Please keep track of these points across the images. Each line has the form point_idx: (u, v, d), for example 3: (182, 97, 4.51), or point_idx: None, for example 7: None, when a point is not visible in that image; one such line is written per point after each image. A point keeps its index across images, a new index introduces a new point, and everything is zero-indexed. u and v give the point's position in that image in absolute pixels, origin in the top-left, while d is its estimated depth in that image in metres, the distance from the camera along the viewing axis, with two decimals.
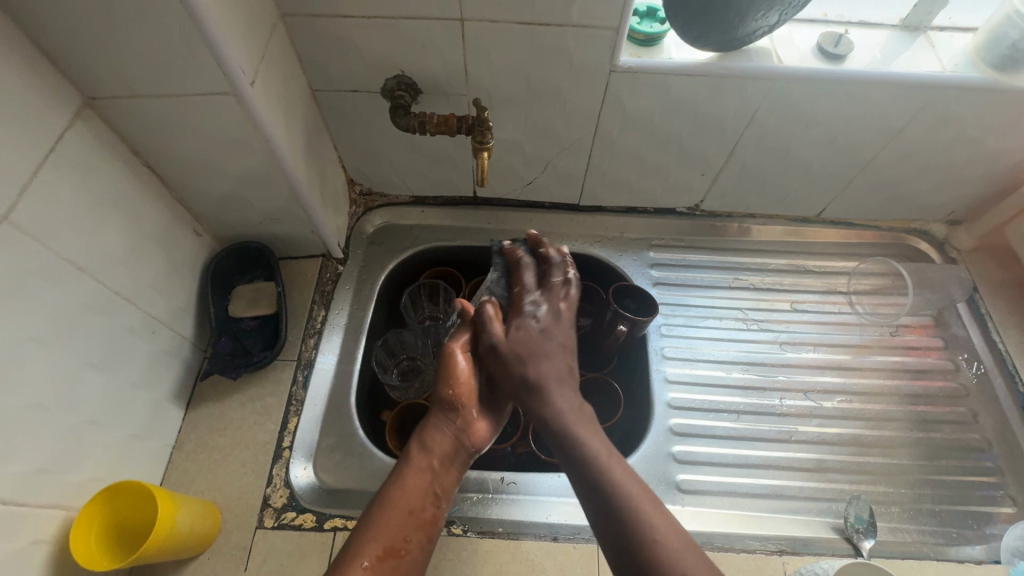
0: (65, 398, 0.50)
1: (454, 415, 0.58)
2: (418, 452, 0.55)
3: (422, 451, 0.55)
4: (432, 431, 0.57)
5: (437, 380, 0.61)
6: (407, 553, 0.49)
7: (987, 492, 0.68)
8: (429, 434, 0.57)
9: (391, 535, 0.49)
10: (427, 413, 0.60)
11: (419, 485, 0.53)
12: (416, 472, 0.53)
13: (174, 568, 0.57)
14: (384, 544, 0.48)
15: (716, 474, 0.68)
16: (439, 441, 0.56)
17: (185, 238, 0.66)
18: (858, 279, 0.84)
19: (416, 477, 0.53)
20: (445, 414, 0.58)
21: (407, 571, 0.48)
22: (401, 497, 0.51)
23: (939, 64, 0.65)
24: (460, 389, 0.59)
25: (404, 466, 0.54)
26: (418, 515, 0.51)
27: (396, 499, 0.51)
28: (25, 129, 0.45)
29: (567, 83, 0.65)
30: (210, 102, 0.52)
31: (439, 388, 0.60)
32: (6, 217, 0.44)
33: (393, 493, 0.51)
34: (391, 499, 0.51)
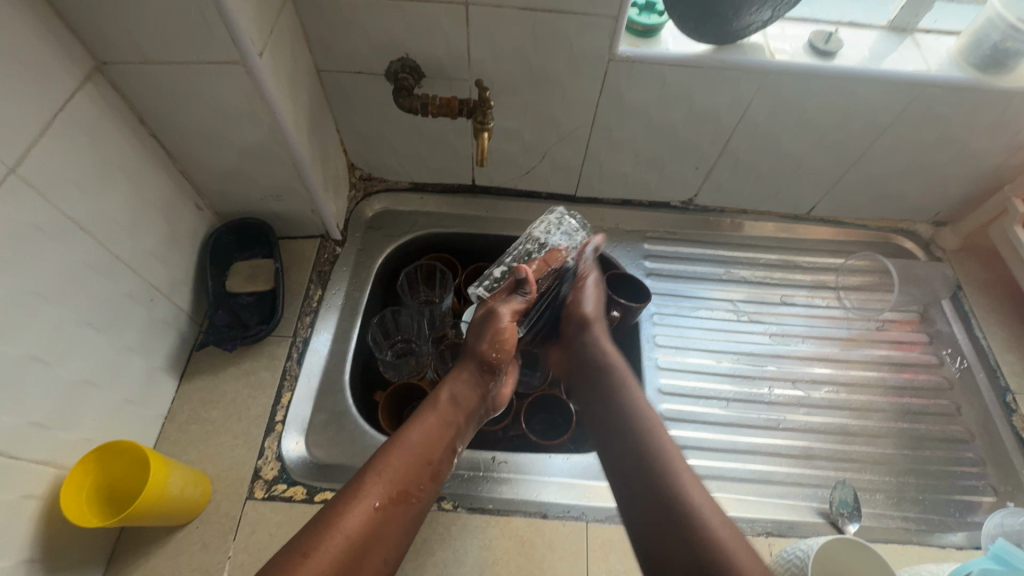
0: (61, 356, 0.50)
1: (485, 380, 0.65)
2: (445, 404, 0.61)
3: (450, 404, 0.61)
4: (462, 388, 0.63)
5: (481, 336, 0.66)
6: (416, 498, 0.54)
7: (968, 482, 0.70)
8: (459, 390, 0.63)
9: (404, 478, 0.53)
10: (461, 366, 0.65)
11: (440, 438, 0.58)
12: (439, 424, 0.59)
13: (163, 535, 0.57)
14: (397, 485, 0.53)
15: (705, 458, 0.69)
16: (467, 398, 0.63)
17: (187, 210, 0.66)
18: (847, 275, 0.86)
19: (439, 429, 0.58)
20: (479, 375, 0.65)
21: (412, 516, 0.53)
22: (420, 444, 0.56)
23: (925, 63, 0.67)
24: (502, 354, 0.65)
25: (429, 414, 0.59)
26: (434, 466, 0.56)
27: (414, 445, 0.56)
28: (37, 86, 0.46)
29: (567, 70, 0.67)
30: (218, 71, 0.54)
31: (484, 347, 0.65)
32: (13, 169, 0.44)
33: (413, 440, 0.56)
34: (410, 443, 0.56)
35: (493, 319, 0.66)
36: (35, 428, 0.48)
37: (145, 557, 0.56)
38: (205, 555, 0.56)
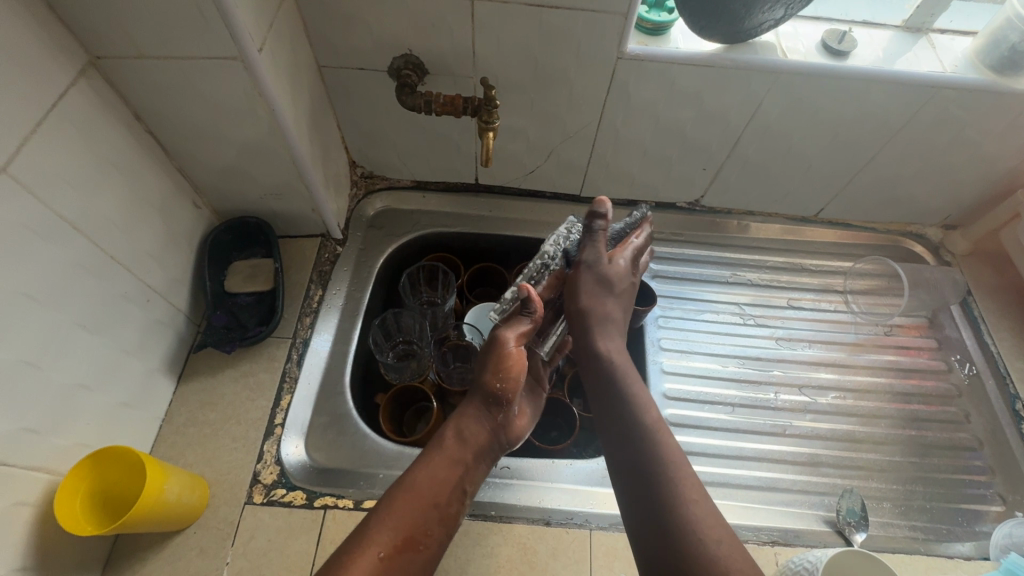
0: (55, 359, 0.49)
1: (495, 412, 0.58)
2: (451, 441, 0.55)
3: (456, 441, 0.55)
4: (470, 423, 0.57)
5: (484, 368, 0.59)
6: (426, 546, 0.48)
7: (976, 490, 0.69)
8: (467, 424, 0.57)
9: (412, 524, 0.48)
10: (467, 401, 0.59)
11: (449, 478, 0.52)
12: (447, 463, 0.53)
13: (160, 540, 0.56)
14: (404, 533, 0.47)
15: (710, 464, 0.68)
16: (476, 434, 0.56)
17: (184, 209, 0.65)
18: (855, 279, 0.85)
19: (447, 469, 0.53)
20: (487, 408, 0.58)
21: (422, 565, 0.48)
22: (426, 486, 0.51)
23: (940, 64, 0.66)
24: (508, 385, 0.57)
25: (435, 453, 0.54)
26: (443, 510, 0.51)
27: (420, 489, 0.50)
28: (28, 81, 0.44)
29: (574, 69, 0.65)
30: (216, 66, 0.52)
31: (487, 378, 0.58)
32: (4, 168, 0.43)
33: (418, 481, 0.51)
34: (416, 486, 0.50)
35: (499, 345, 0.59)
36: (28, 433, 0.47)
37: (142, 563, 0.55)
38: (202, 561, 0.55)
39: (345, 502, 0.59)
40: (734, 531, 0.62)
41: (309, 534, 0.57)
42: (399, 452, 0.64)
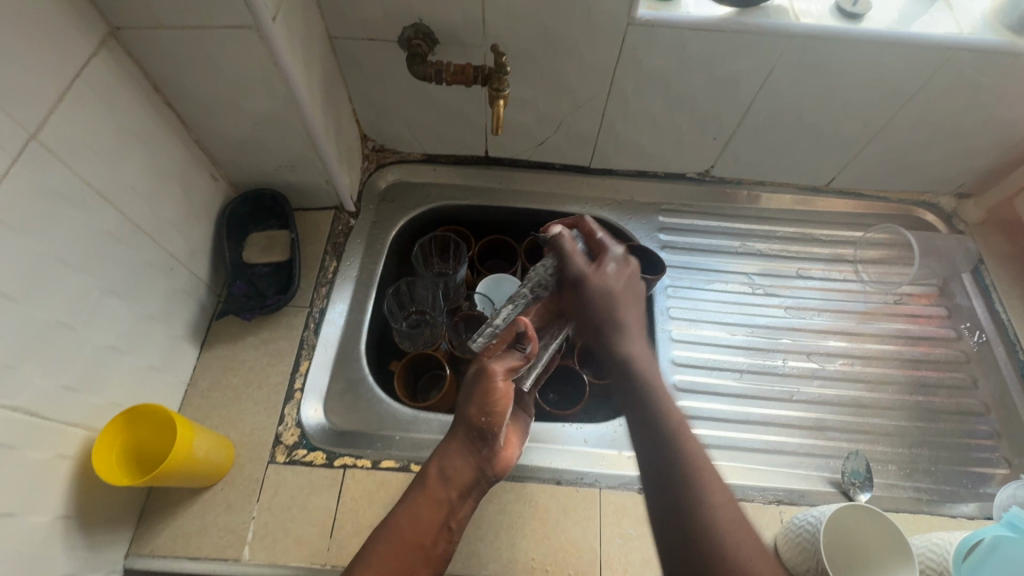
0: (87, 321, 0.52)
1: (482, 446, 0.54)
2: (435, 482, 0.53)
3: (440, 481, 0.53)
4: (454, 457, 0.54)
5: (469, 398, 0.53)
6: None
7: (982, 454, 0.70)
8: (450, 462, 0.53)
9: (400, 569, 0.49)
10: (451, 430, 0.55)
11: (435, 517, 0.52)
12: (433, 504, 0.52)
13: (190, 496, 0.59)
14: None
15: (717, 428, 0.70)
16: (462, 471, 0.53)
17: (202, 181, 0.66)
18: (865, 248, 0.85)
19: (433, 508, 0.52)
20: (473, 442, 0.53)
21: None
22: (411, 532, 0.50)
23: (957, 25, 0.64)
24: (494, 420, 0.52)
25: (420, 493, 0.52)
26: (428, 549, 0.51)
27: (405, 531, 0.50)
28: (55, 50, 0.46)
29: (584, 36, 0.65)
30: (231, 36, 0.53)
31: (472, 412, 0.52)
32: (33, 135, 0.45)
33: (403, 526, 0.50)
34: (401, 531, 0.50)
35: (486, 378, 0.52)
36: (65, 391, 0.49)
37: (174, 516, 0.58)
38: (230, 515, 0.58)
39: (363, 462, 0.62)
40: (740, 491, 0.64)
41: (330, 491, 0.60)
42: (414, 416, 0.67)
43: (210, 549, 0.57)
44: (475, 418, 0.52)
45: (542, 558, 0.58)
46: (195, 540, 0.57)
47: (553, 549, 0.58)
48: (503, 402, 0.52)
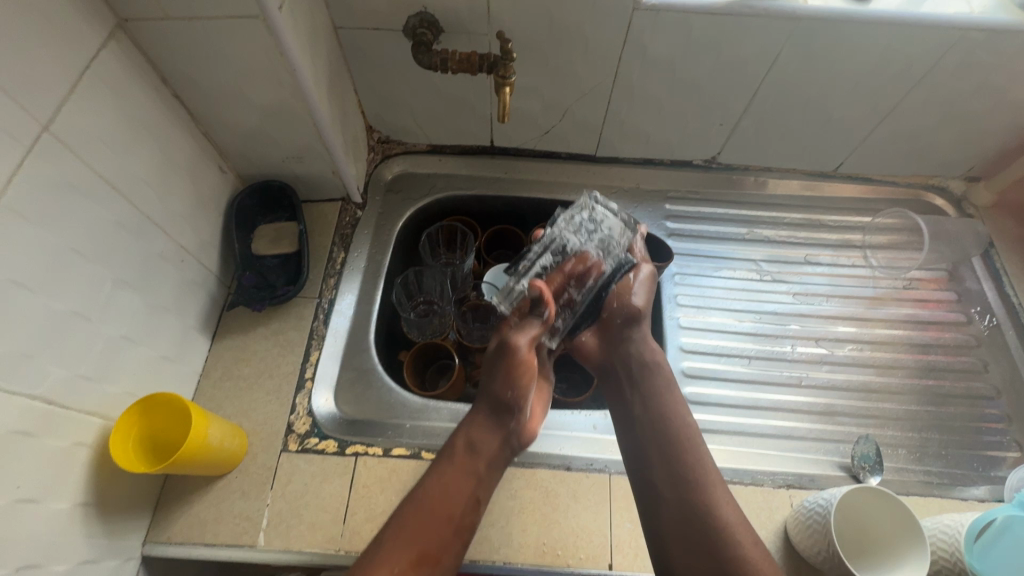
0: (101, 310, 0.52)
1: (508, 416, 0.58)
2: (463, 454, 0.56)
3: (468, 452, 0.56)
4: (479, 431, 0.57)
5: (495, 375, 0.59)
6: (443, 560, 0.50)
7: (993, 437, 0.70)
8: (476, 432, 0.57)
9: (429, 539, 0.50)
10: (475, 407, 0.59)
11: (462, 490, 0.54)
12: (460, 477, 0.54)
13: (205, 484, 0.60)
14: (420, 548, 0.50)
15: (726, 414, 0.70)
16: (487, 442, 0.57)
17: (210, 173, 0.67)
18: (874, 233, 0.84)
19: (460, 482, 0.54)
20: (499, 413, 0.58)
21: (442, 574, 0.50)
22: (439, 500, 0.53)
23: (967, 5, 0.64)
24: (519, 390, 0.58)
25: (448, 467, 0.55)
26: (458, 522, 0.52)
27: (435, 503, 0.52)
28: (65, 41, 0.46)
29: (589, 22, 0.65)
30: (238, 26, 0.53)
31: (496, 385, 0.59)
32: (46, 126, 0.45)
33: (428, 494, 0.53)
34: (428, 502, 0.52)
35: (513, 351, 0.59)
36: (81, 380, 0.50)
37: (189, 504, 0.59)
38: (245, 502, 0.59)
39: (375, 450, 0.63)
40: (749, 475, 0.64)
41: (343, 478, 0.61)
42: (424, 404, 0.67)
43: (226, 536, 0.58)
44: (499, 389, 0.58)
45: (553, 543, 0.58)
46: (211, 527, 0.58)
47: (563, 534, 0.59)
48: (527, 363, 0.59)
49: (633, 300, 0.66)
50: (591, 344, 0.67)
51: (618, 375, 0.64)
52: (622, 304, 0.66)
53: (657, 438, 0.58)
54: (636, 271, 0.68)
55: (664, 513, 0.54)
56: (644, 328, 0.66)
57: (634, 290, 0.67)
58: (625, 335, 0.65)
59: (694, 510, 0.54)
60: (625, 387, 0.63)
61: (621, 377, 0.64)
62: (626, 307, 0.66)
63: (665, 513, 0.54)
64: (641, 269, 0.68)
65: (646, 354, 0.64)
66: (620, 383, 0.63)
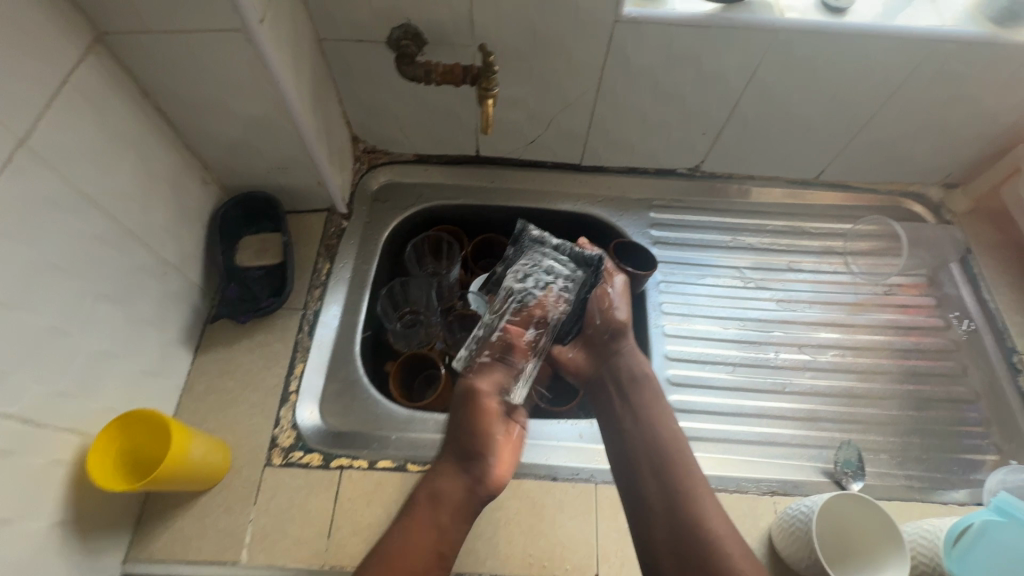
0: (80, 326, 0.52)
1: (468, 465, 0.55)
2: (426, 505, 0.53)
3: (431, 505, 0.53)
4: (443, 481, 0.55)
5: (455, 421, 0.57)
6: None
7: (972, 441, 0.71)
8: (442, 484, 0.54)
9: None
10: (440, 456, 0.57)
11: (424, 543, 0.51)
12: (423, 530, 0.52)
13: (188, 499, 0.59)
14: None
15: (711, 421, 0.70)
16: (452, 493, 0.54)
17: (192, 184, 0.66)
18: (854, 240, 0.85)
19: (423, 534, 0.51)
20: (460, 462, 0.55)
21: None
22: (400, 554, 0.50)
23: (940, 18, 0.65)
24: (477, 437, 0.55)
25: (411, 516, 0.53)
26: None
27: (398, 553, 0.50)
28: (42, 55, 0.46)
29: (572, 34, 0.66)
30: (219, 39, 0.53)
31: (456, 431, 0.56)
32: (22, 141, 0.45)
33: (389, 547, 0.50)
34: (390, 555, 0.50)
35: (474, 397, 0.56)
36: (59, 397, 0.50)
37: (171, 520, 0.58)
38: (228, 518, 0.59)
39: (360, 463, 0.62)
40: (734, 482, 0.64)
41: (328, 492, 0.60)
42: (410, 416, 0.67)
43: (208, 552, 0.57)
44: (460, 436, 0.56)
45: (539, 554, 0.58)
46: (193, 543, 0.57)
47: (549, 545, 0.59)
48: (485, 414, 0.56)
49: (615, 313, 0.66)
50: (579, 360, 0.67)
51: (607, 388, 0.64)
52: (605, 319, 0.66)
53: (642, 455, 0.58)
54: (611, 282, 0.66)
55: (652, 529, 0.54)
56: (630, 340, 0.66)
57: (615, 305, 0.66)
58: (611, 348, 0.66)
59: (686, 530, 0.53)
60: (616, 400, 0.63)
61: (609, 390, 0.65)
62: (610, 323, 0.66)
63: (654, 529, 0.54)
64: (615, 280, 0.66)
65: (635, 366, 0.65)
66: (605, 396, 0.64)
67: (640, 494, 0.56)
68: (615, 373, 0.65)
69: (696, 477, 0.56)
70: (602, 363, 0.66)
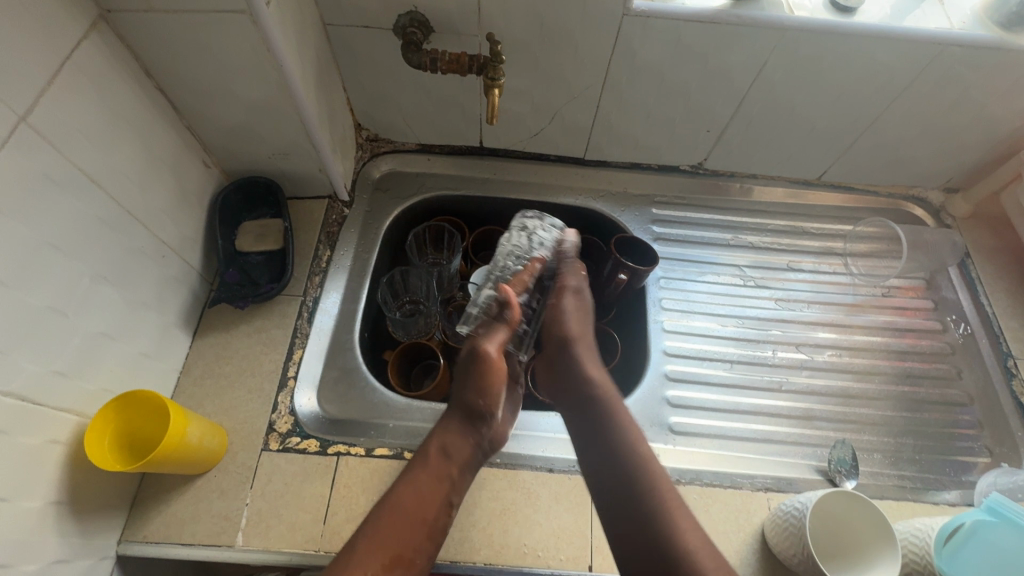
0: (77, 305, 0.51)
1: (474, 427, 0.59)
2: (436, 458, 0.57)
3: (440, 457, 0.57)
4: (451, 438, 0.58)
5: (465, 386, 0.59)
6: (415, 560, 0.51)
7: (965, 443, 0.71)
8: (450, 440, 0.58)
9: (400, 543, 0.51)
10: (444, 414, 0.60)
11: (433, 494, 0.55)
12: (431, 480, 0.56)
13: (183, 482, 0.59)
14: (393, 550, 0.51)
15: (707, 418, 0.71)
16: (461, 449, 0.58)
17: (193, 167, 0.66)
18: (854, 241, 0.86)
19: (431, 485, 0.55)
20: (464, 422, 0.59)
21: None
22: (411, 505, 0.54)
23: (948, 21, 0.65)
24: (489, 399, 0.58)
25: (419, 470, 0.56)
26: (431, 524, 0.54)
27: (406, 503, 0.54)
28: (46, 33, 0.45)
29: (579, 26, 0.65)
30: (224, 20, 0.53)
31: (467, 396, 0.59)
32: (24, 117, 0.44)
33: (403, 500, 0.54)
34: (400, 506, 0.53)
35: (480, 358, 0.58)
36: (55, 376, 0.49)
37: (166, 503, 0.58)
38: (223, 502, 0.59)
39: (357, 450, 0.62)
40: (729, 478, 0.65)
41: (324, 478, 0.60)
42: (408, 405, 0.67)
43: (202, 536, 0.57)
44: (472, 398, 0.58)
45: (534, 544, 0.58)
46: (188, 526, 0.57)
47: (544, 536, 0.59)
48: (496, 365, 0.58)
49: (566, 325, 0.66)
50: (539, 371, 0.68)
51: (571, 403, 0.63)
52: (560, 332, 0.66)
53: (613, 479, 0.57)
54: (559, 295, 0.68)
55: (627, 549, 0.54)
56: (586, 349, 0.66)
57: (565, 315, 0.67)
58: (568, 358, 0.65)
59: (656, 540, 0.53)
60: (578, 416, 0.62)
61: (574, 408, 0.63)
62: (563, 334, 0.66)
63: (628, 549, 0.54)
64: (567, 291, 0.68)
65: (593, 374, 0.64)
66: (572, 410, 0.63)
67: (612, 510, 0.56)
68: (578, 387, 0.63)
69: (664, 486, 0.56)
70: (564, 372, 0.65)
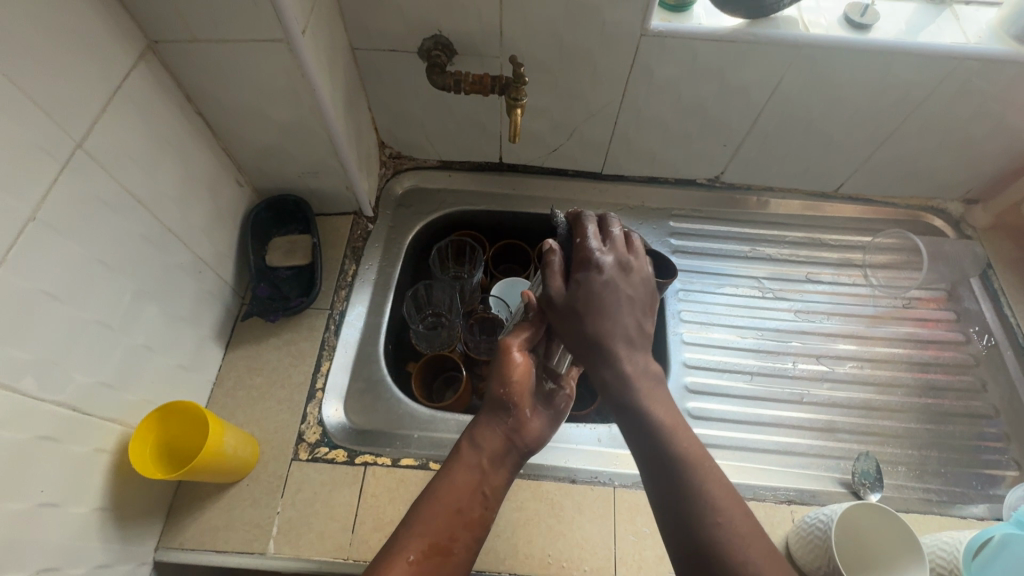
0: (122, 320, 0.54)
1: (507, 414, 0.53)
2: (468, 447, 0.51)
3: (472, 447, 0.51)
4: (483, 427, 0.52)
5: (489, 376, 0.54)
6: (454, 552, 0.47)
7: (992, 456, 0.71)
8: (481, 430, 0.52)
9: (439, 534, 0.46)
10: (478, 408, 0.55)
11: (468, 483, 0.50)
12: (466, 470, 0.50)
13: (217, 491, 0.61)
14: (431, 541, 0.46)
15: (728, 430, 0.71)
16: (494, 438, 0.52)
17: (227, 186, 0.69)
18: (874, 253, 0.86)
19: (467, 475, 0.50)
20: (498, 411, 0.53)
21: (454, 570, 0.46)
22: (447, 495, 0.48)
23: (964, 36, 0.66)
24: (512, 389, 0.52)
25: (452, 461, 0.51)
26: (466, 514, 0.48)
27: (442, 495, 0.48)
28: (100, 64, 0.49)
29: (598, 47, 0.67)
30: (261, 48, 0.55)
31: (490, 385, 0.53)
32: (80, 143, 0.47)
33: (438, 489, 0.49)
34: (437, 495, 0.48)
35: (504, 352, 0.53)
36: (102, 387, 0.52)
37: (201, 510, 0.60)
38: (255, 510, 0.60)
39: (383, 460, 0.64)
40: (751, 490, 0.65)
41: (351, 488, 0.62)
42: (432, 416, 0.69)
43: (236, 543, 0.59)
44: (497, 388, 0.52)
45: (558, 555, 0.59)
46: (222, 533, 0.59)
47: (569, 546, 0.59)
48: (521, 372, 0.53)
49: None
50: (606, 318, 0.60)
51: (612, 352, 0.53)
52: None
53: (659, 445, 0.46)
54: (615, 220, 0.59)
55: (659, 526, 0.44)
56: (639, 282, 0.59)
57: None
58: None
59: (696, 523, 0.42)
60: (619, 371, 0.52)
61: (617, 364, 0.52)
62: None
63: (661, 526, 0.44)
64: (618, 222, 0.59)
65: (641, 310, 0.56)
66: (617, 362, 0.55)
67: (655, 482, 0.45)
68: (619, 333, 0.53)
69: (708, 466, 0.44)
70: None
